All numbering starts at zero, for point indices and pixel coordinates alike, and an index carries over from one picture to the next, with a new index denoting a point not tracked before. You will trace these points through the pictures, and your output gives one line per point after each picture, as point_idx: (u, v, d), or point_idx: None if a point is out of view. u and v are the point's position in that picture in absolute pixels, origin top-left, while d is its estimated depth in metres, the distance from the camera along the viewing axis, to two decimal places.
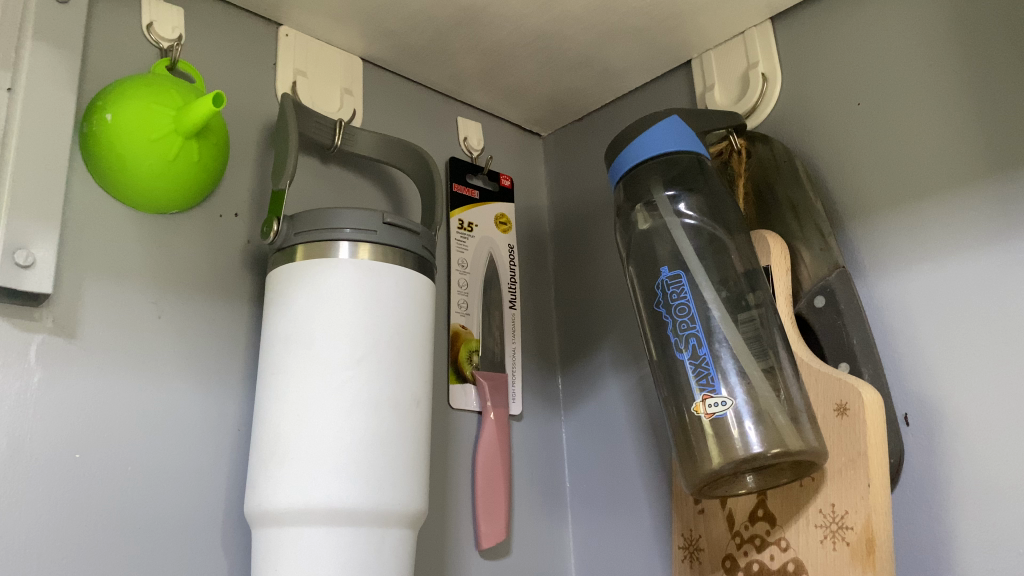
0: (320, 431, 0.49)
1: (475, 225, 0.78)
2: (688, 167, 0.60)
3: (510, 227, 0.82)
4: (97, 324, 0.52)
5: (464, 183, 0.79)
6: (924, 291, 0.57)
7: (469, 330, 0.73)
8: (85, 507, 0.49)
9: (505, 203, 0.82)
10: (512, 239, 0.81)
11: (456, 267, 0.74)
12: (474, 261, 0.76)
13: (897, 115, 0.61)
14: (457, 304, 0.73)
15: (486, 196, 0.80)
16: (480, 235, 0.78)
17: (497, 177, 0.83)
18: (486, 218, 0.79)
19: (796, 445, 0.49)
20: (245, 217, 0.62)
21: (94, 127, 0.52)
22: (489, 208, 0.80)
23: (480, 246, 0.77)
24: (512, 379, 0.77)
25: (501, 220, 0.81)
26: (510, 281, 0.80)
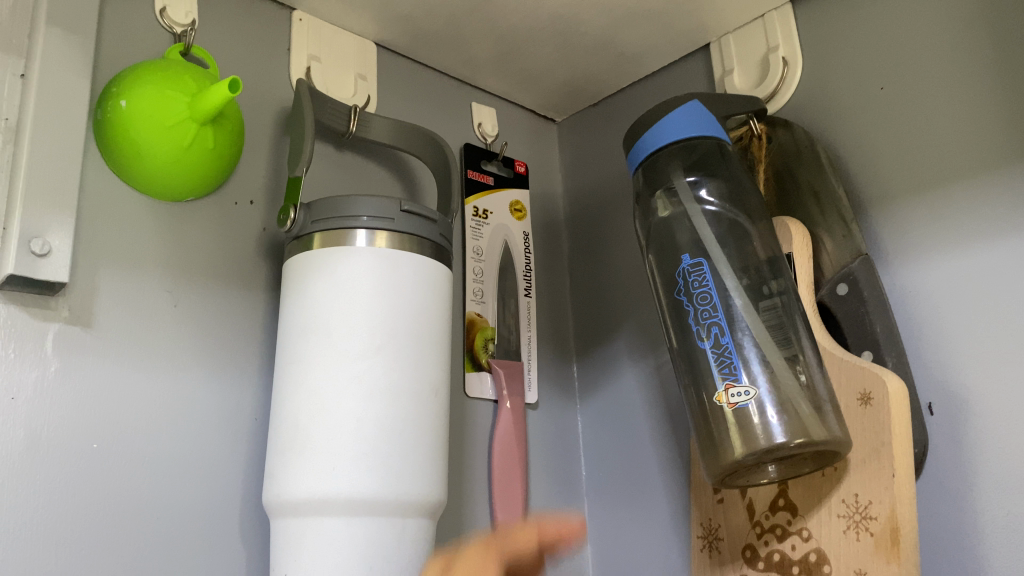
0: (340, 421, 0.48)
1: (490, 212, 0.77)
2: (708, 153, 0.59)
3: (525, 214, 0.81)
4: (113, 313, 0.51)
5: (479, 170, 0.78)
6: (947, 279, 0.56)
7: (484, 318, 0.73)
8: (102, 497, 0.48)
9: (520, 190, 0.82)
10: (527, 226, 0.80)
11: (471, 255, 0.74)
12: (489, 248, 0.75)
13: (921, 100, 0.60)
14: (473, 292, 0.72)
15: (500, 183, 0.80)
16: (496, 223, 0.77)
17: (512, 164, 0.82)
18: (501, 205, 0.78)
19: (820, 434, 0.48)
20: (260, 205, 0.61)
21: (109, 114, 0.51)
22: (504, 195, 0.79)
23: (495, 233, 0.77)
24: (527, 367, 0.76)
25: (516, 206, 0.80)
26: (526, 269, 0.79)
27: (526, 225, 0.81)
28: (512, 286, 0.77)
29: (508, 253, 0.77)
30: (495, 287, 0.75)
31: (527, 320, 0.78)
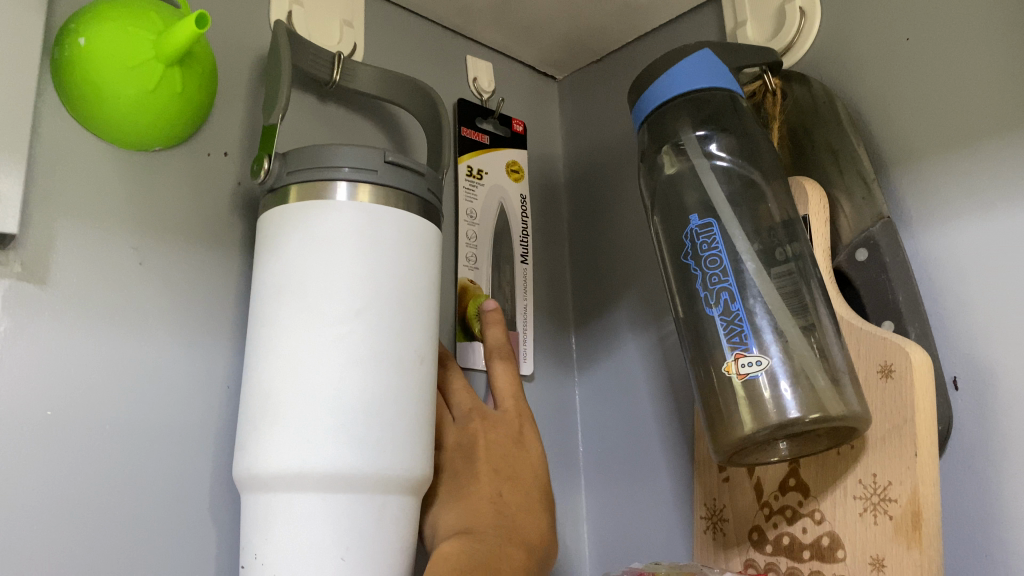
0: (315, 390, 0.44)
1: (485, 172, 0.73)
2: (720, 106, 0.54)
3: (522, 175, 0.76)
4: (70, 270, 0.47)
5: (474, 127, 0.73)
6: (975, 243, 0.52)
7: (478, 285, 0.68)
8: (56, 469, 0.44)
9: (518, 150, 0.77)
10: (524, 188, 0.76)
11: (464, 218, 0.69)
12: (484, 211, 0.71)
13: (948, 51, 0.55)
14: (465, 257, 0.68)
15: (496, 142, 0.75)
16: (491, 184, 0.73)
17: (509, 122, 0.78)
18: (497, 165, 0.74)
19: (837, 410, 0.44)
20: (235, 157, 0.57)
21: (67, 53, 0.47)
22: (500, 155, 0.75)
23: (490, 195, 0.72)
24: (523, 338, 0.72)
25: (512, 167, 0.76)
26: (523, 234, 0.75)
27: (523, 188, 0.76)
28: (508, 251, 0.73)
29: (503, 216, 0.73)
30: (488, 254, 0.71)
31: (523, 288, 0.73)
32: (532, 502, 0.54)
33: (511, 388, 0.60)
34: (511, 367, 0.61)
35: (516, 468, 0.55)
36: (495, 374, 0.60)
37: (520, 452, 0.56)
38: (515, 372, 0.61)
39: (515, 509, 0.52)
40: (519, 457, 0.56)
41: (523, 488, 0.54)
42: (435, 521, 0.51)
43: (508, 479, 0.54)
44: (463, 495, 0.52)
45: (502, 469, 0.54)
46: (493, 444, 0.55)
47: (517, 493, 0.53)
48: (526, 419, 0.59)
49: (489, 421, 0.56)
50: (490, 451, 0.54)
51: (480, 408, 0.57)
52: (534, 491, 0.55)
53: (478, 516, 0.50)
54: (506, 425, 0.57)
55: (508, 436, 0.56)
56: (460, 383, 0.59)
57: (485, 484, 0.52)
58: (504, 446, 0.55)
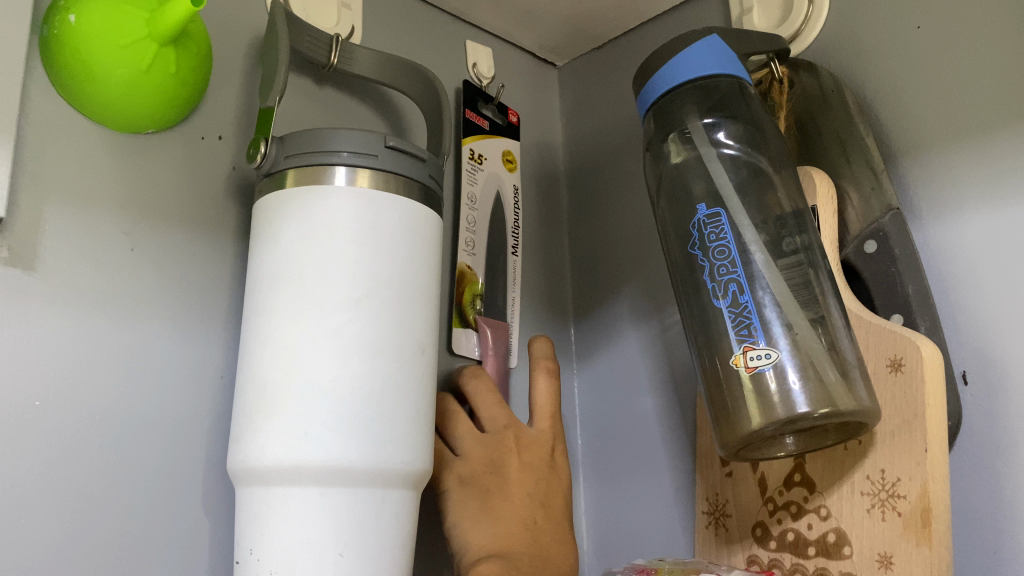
0: (312, 381, 0.43)
1: (484, 157, 0.71)
2: (728, 93, 0.53)
3: (516, 165, 0.75)
4: (60, 255, 0.46)
5: (475, 111, 0.72)
6: (985, 236, 0.51)
7: (475, 272, 0.67)
8: (42, 460, 0.43)
9: (512, 141, 0.75)
10: (517, 179, 0.74)
11: (465, 201, 0.68)
12: (483, 196, 0.70)
13: (960, 39, 0.54)
14: (464, 241, 0.66)
15: (495, 129, 0.73)
16: (488, 171, 0.71)
17: (504, 112, 0.76)
18: (494, 151, 0.72)
19: (847, 405, 0.43)
20: (230, 140, 0.55)
21: (56, 30, 0.45)
22: (496, 143, 0.73)
23: (489, 182, 0.71)
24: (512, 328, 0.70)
25: (507, 156, 0.74)
26: (514, 223, 0.73)
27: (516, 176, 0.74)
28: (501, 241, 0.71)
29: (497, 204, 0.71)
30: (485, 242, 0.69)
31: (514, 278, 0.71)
32: (560, 527, 0.55)
33: (545, 409, 0.61)
34: (552, 383, 0.62)
35: (548, 491, 0.56)
36: (539, 388, 0.62)
37: (553, 474, 0.58)
38: (555, 389, 0.63)
39: (545, 533, 0.54)
40: (551, 480, 0.57)
41: (553, 511, 0.56)
42: (465, 533, 0.52)
43: (542, 503, 0.55)
44: (494, 514, 0.53)
45: (536, 493, 0.55)
46: (526, 466, 0.56)
47: (548, 517, 0.55)
48: (558, 441, 0.60)
49: (525, 444, 0.57)
50: (526, 473, 0.56)
51: (516, 426, 0.57)
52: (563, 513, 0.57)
53: (509, 540, 0.52)
54: (538, 446, 0.58)
55: (543, 460, 0.57)
56: (495, 398, 0.59)
57: (519, 508, 0.54)
58: (538, 469, 0.57)
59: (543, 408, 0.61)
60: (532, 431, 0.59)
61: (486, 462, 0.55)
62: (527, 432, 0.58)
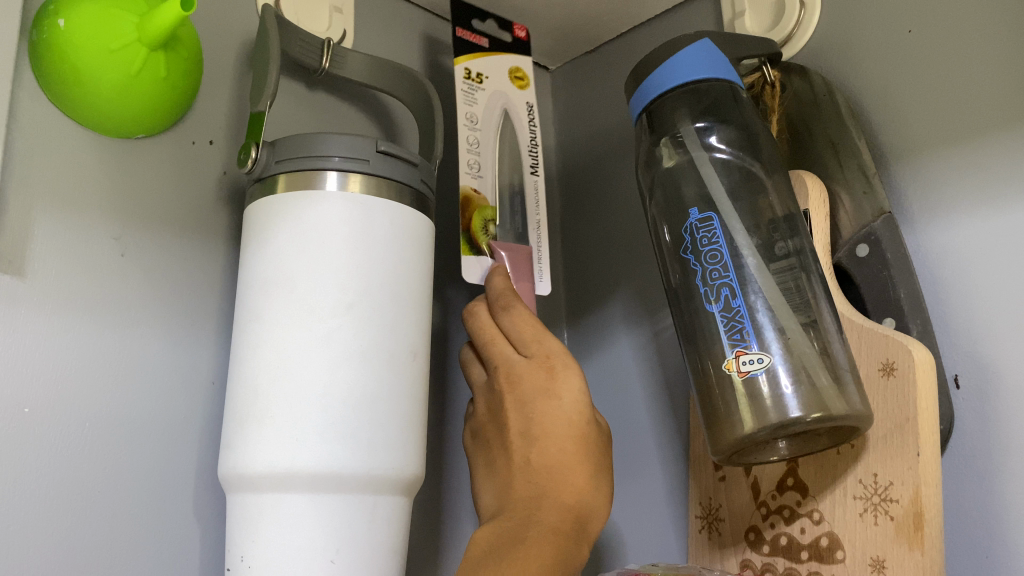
0: (303, 387, 0.43)
1: (486, 76, 0.66)
2: (720, 97, 0.53)
3: (528, 82, 0.70)
4: (50, 263, 0.45)
5: (470, 29, 0.67)
6: (976, 240, 0.51)
7: (483, 196, 0.62)
8: (32, 467, 0.43)
9: (521, 57, 0.70)
10: (531, 97, 0.70)
11: (462, 122, 0.64)
12: (485, 117, 0.65)
13: (951, 44, 0.55)
14: (465, 164, 0.63)
15: (498, 46, 0.69)
16: (492, 89, 0.67)
17: (510, 27, 0.72)
18: (497, 69, 0.68)
19: (840, 409, 0.43)
20: (221, 145, 0.55)
21: (45, 35, 0.45)
22: (502, 59, 0.68)
23: (491, 101, 0.66)
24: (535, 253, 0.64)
25: (517, 73, 0.69)
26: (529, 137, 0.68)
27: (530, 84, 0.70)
28: (512, 161, 0.67)
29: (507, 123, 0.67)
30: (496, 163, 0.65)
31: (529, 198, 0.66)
32: (569, 458, 0.48)
33: (531, 329, 0.53)
34: (520, 305, 0.54)
35: (546, 423, 0.49)
36: (511, 315, 0.54)
37: (551, 400, 0.50)
38: (528, 310, 0.54)
39: (545, 473, 0.48)
40: (550, 407, 0.49)
41: (556, 446, 0.48)
42: (478, 496, 0.52)
43: (538, 441, 0.49)
44: (495, 471, 0.51)
45: (531, 429, 0.49)
46: (521, 401, 0.51)
47: (548, 451, 0.48)
48: (562, 356, 0.51)
49: (514, 378, 0.52)
50: (518, 412, 0.51)
51: (501, 367, 0.53)
52: (574, 444, 0.48)
53: (510, 495, 0.48)
54: (531, 372, 0.51)
55: (535, 388, 0.50)
56: (489, 337, 0.55)
57: (517, 454, 0.49)
58: (534, 398, 0.50)
59: (529, 326, 0.53)
60: (520, 363, 0.52)
61: (487, 413, 0.54)
62: (514, 364, 0.52)
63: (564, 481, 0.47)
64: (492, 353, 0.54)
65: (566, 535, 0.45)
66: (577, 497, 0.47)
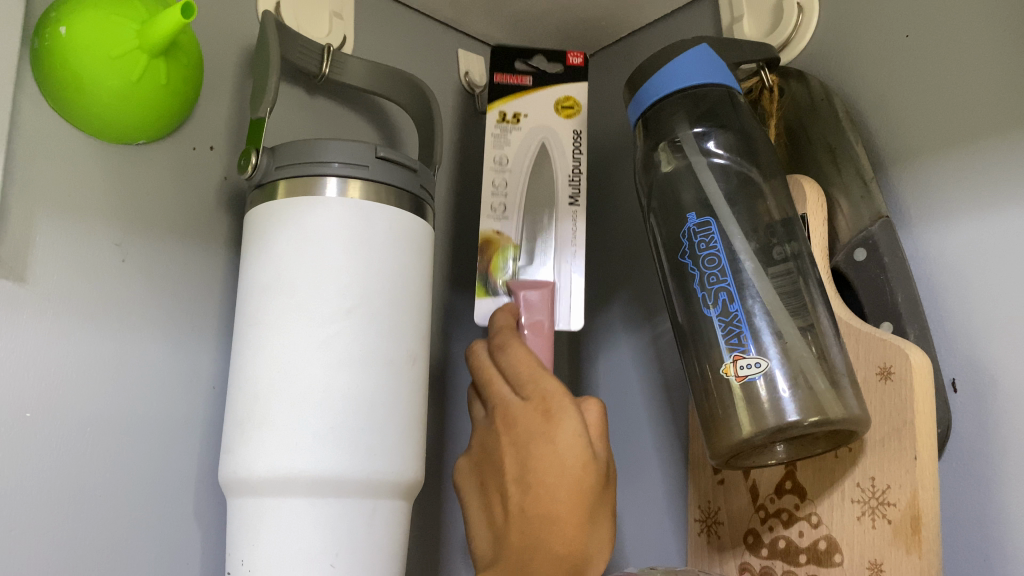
0: (303, 392, 0.43)
1: (524, 115, 0.64)
2: (718, 102, 0.53)
3: (581, 108, 0.65)
4: (51, 268, 0.46)
5: (510, 70, 0.65)
6: (973, 244, 0.52)
7: (506, 236, 0.61)
8: (34, 472, 0.43)
9: (576, 84, 0.65)
10: (579, 124, 0.65)
11: (489, 165, 0.63)
12: (519, 157, 0.63)
13: (948, 49, 0.55)
14: (488, 208, 0.62)
15: (543, 81, 0.65)
16: (531, 125, 0.64)
17: (563, 55, 0.66)
18: (540, 104, 0.65)
19: (837, 413, 0.43)
20: (221, 151, 0.55)
21: (46, 43, 0.45)
22: (550, 93, 0.65)
23: (528, 140, 0.64)
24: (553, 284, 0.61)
25: (566, 103, 0.65)
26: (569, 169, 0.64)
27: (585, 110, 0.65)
28: (546, 197, 0.63)
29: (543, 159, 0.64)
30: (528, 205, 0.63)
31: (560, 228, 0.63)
32: (563, 507, 0.46)
33: (528, 368, 0.53)
34: (519, 344, 0.54)
35: (540, 469, 0.48)
36: (511, 353, 0.54)
37: (545, 446, 0.48)
38: (526, 349, 0.54)
39: (538, 523, 0.47)
40: (545, 453, 0.48)
41: (550, 494, 0.47)
42: (474, 532, 0.53)
43: (532, 487, 0.48)
44: (492, 510, 0.51)
45: (526, 476, 0.48)
46: (519, 445, 0.50)
47: (543, 500, 0.47)
48: (558, 397, 0.49)
49: (511, 420, 0.51)
50: (515, 455, 0.50)
51: (500, 408, 0.53)
52: (569, 491, 0.46)
53: (506, 541, 0.49)
54: (528, 415, 0.50)
55: (531, 431, 0.49)
56: (491, 377, 0.55)
57: (512, 499, 0.49)
58: (530, 443, 0.49)
59: (527, 365, 0.53)
60: (517, 406, 0.51)
61: (486, 449, 0.54)
62: (512, 406, 0.52)
63: (557, 531, 0.46)
64: (493, 392, 0.54)
65: None
66: (571, 546, 0.46)
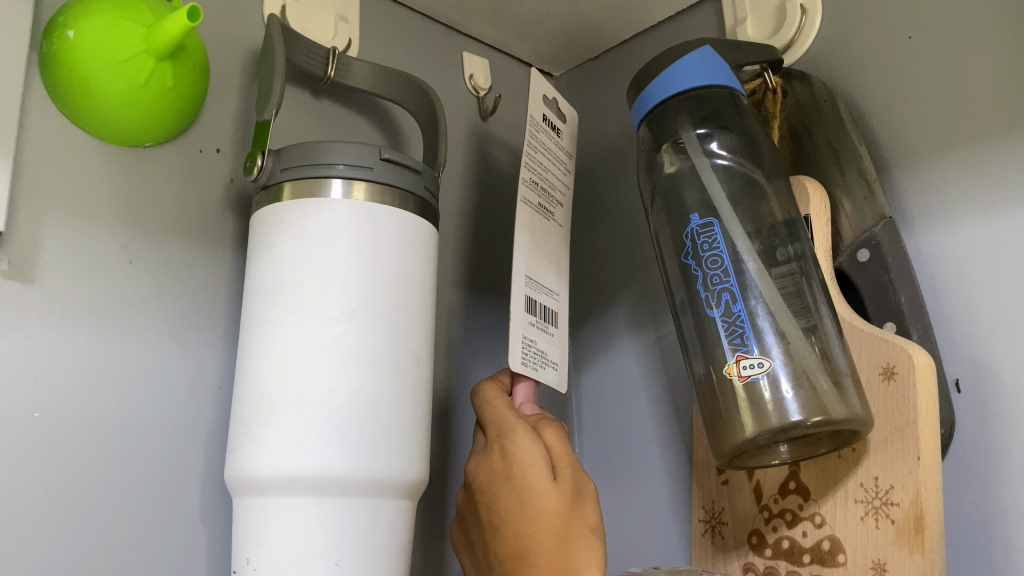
0: (308, 393, 0.43)
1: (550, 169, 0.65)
2: (721, 104, 0.53)
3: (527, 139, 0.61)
4: (59, 269, 0.46)
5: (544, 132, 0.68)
6: (976, 244, 0.52)
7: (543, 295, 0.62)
8: (41, 472, 0.43)
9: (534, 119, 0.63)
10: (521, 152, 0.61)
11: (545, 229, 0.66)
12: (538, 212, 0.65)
13: (950, 50, 0.55)
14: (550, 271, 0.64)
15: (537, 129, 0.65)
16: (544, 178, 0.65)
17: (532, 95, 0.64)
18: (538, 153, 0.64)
19: (840, 413, 0.44)
20: (227, 153, 0.56)
21: (54, 46, 0.45)
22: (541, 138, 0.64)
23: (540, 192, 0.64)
24: (535, 330, 0.57)
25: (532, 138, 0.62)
26: (536, 205, 0.60)
27: (529, 137, 0.60)
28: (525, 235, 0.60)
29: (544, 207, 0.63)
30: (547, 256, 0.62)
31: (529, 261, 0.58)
32: (537, 532, 0.48)
33: (486, 414, 0.54)
34: (487, 390, 0.56)
35: (508, 505, 0.50)
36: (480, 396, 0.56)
37: (509, 482, 0.50)
38: (492, 393, 0.56)
39: (517, 555, 0.48)
40: (510, 489, 0.50)
41: (522, 526, 0.48)
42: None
43: (505, 524, 0.49)
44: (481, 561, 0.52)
45: (498, 516, 0.50)
46: (485, 488, 0.51)
47: (516, 533, 0.48)
48: (512, 433, 0.52)
49: (474, 469, 0.53)
50: (484, 499, 0.51)
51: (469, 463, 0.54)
52: (539, 518, 0.48)
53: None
54: (489, 457, 0.52)
55: (492, 473, 0.51)
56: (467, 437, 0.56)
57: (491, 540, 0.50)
58: (495, 483, 0.51)
59: (485, 411, 0.54)
60: (480, 453, 0.53)
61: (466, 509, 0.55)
62: (475, 456, 0.53)
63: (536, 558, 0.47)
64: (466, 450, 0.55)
65: None
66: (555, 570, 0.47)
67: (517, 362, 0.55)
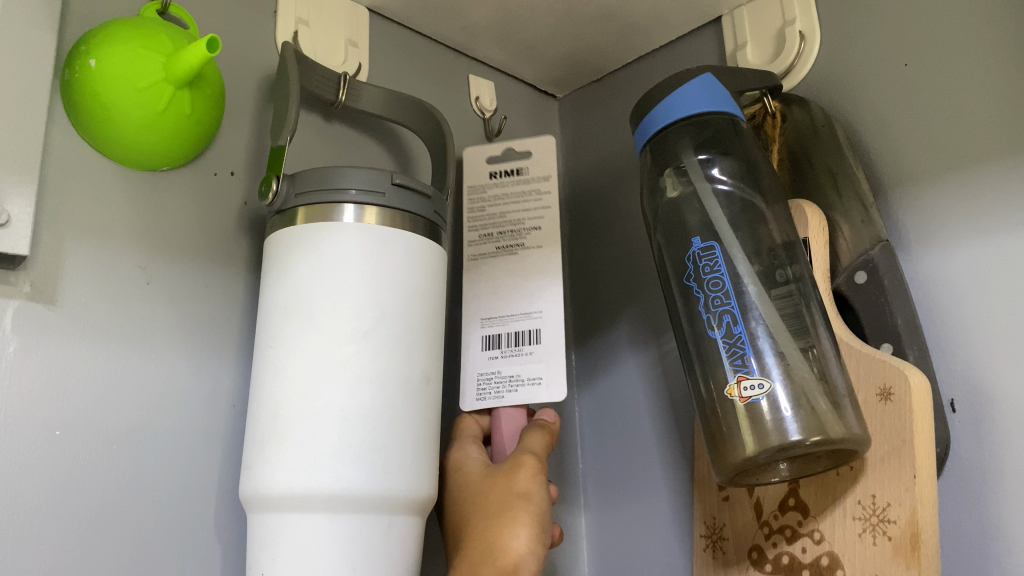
0: (321, 412, 0.45)
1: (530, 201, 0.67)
2: (721, 129, 0.55)
3: (475, 200, 0.69)
4: (80, 292, 0.47)
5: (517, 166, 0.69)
6: (971, 268, 0.53)
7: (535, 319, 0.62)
8: (59, 488, 0.44)
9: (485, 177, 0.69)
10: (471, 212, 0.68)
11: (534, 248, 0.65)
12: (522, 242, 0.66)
13: (945, 77, 0.57)
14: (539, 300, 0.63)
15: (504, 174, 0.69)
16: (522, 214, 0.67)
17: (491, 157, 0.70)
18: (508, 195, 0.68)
19: (838, 433, 0.45)
20: (242, 176, 0.57)
21: (76, 74, 0.47)
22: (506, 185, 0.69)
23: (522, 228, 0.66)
24: (499, 362, 0.61)
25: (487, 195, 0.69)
26: (485, 255, 0.66)
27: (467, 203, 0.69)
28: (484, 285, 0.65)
29: (509, 243, 0.66)
30: (529, 275, 0.64)
31: (490, 303, 0.64)
32: (483, 480, 0.54)
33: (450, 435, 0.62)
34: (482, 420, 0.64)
35: (460, 478, 0.56)
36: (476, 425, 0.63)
37: (458, 465, 0.57)
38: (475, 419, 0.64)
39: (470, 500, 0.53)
40: (459, 469, 0.57)
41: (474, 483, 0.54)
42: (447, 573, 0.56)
43: (459, 490, 0.55)
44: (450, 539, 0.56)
45: (454, 488, 0.56)
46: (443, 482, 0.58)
47: (469, 491, 0.54)
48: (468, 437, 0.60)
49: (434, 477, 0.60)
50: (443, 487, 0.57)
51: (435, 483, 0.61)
52: (485, 472, 0.55)
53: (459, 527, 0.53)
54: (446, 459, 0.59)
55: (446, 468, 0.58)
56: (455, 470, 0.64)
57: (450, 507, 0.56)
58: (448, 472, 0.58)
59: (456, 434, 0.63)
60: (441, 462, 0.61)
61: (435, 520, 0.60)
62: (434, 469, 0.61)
63: (484, 495, 0.53)
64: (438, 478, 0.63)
65: (500, 521, 0.50)
66: (499, 496, 0.52)
67: (471, 399, 0.61)
